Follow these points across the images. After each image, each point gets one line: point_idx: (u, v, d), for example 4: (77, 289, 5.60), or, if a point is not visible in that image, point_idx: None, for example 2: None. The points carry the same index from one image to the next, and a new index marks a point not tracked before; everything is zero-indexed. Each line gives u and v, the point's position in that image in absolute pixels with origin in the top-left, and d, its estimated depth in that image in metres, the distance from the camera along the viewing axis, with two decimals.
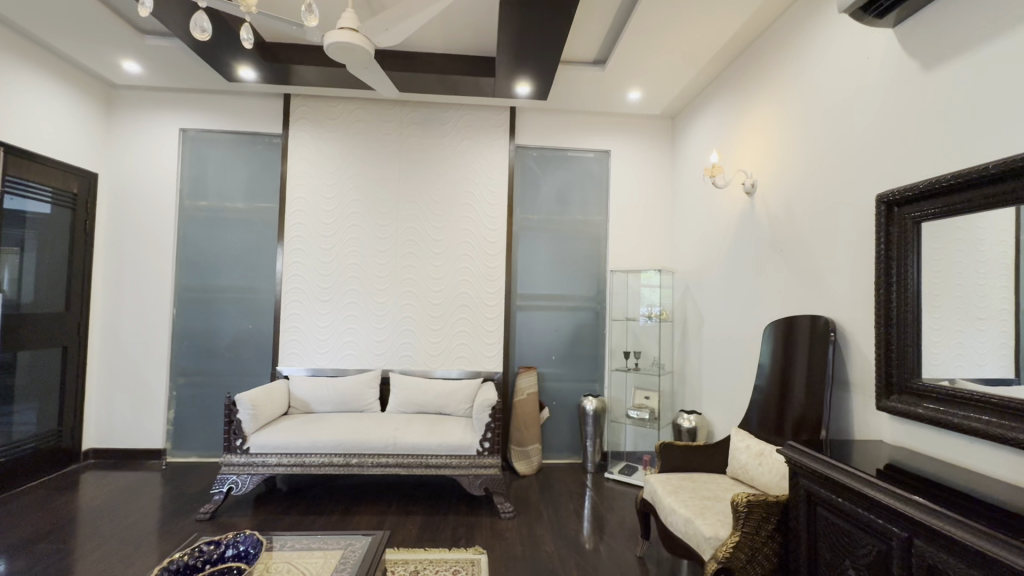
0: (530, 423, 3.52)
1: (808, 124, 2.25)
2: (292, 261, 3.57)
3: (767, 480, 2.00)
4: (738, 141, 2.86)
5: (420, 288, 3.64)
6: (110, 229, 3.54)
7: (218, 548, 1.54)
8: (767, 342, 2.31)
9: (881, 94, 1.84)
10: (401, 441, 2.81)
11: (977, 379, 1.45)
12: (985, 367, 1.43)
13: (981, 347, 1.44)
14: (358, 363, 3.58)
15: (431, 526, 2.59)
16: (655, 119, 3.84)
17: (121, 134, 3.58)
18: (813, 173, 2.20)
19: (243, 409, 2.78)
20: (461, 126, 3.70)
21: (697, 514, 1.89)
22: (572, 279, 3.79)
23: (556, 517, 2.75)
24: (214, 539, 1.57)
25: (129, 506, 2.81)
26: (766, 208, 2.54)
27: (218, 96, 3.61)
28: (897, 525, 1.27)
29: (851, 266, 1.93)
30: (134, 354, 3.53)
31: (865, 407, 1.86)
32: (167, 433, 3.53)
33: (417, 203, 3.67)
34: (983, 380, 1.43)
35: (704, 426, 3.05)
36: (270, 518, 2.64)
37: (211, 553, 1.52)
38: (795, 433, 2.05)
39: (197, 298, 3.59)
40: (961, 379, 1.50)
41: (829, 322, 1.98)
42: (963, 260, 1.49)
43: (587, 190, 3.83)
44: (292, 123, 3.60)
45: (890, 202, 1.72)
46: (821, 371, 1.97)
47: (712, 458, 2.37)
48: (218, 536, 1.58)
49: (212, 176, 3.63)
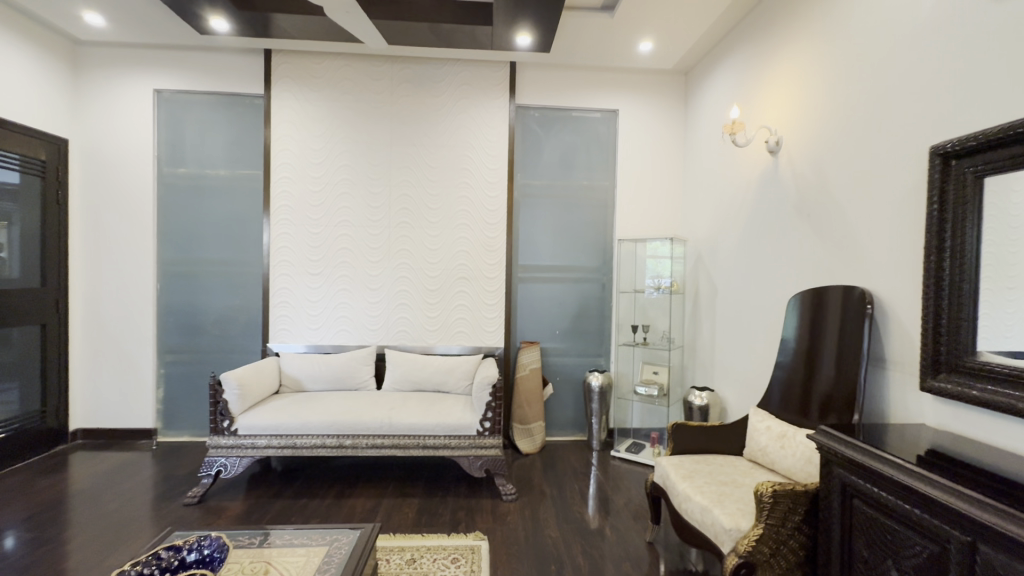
0: (532, 400, 3.37)
1: (842, 71, 2.01)
2: (279, 232, 3.37)
3: (790, 465, 1.84)
4: (761, 94, 2.59)
5: (415, 260, 3.44)
6: (86, 197, 3.32)
7: (178, 554, 1.37)
8: (792, 313, 2.10)
9: (934, 32, 1.58)
10: (397, 421, 2.67)
11: (1002, 352, 1.33)
12: (1013, 338, 1.30)
13: (1011, 318, 1.30)
14: (353, 339, 3.42)
15: (430, 509, 2.47)
16: (666, 74, 3.55)
17: (91, 96, 3.32)
18: (845, 126, 1.97)
19: (229, 389, 2.62)
20: (457, 84, 3.42)
21: (715, 502, 1.73)
22: (577, 249, 3.58)
23: (560, 499, 2.63)
24: (173, 544, 1.39)
25: (115, 489, 2.69)
26: (793, 168, 2.30)
27: (192, 52, 3.34)
28: (957, 527, 1.10)
29: (888, 229, 1.73)
30: (118, 331, 3.37)
31: (901, 388, 1.67)
32: (157, 413, 3.41)
33: (410, 169, 3.43)
34: (1011, 353, 1.31)
35: (717, 404, 2.88)
36: (261, 503, 2.52)
37: (170, 560, 1.35)
38: (822, 415, 1.87)
39: (182, 271, 3.41)
40: (988, 352, 1.37)
41: (866, 294, 1.76)
42: (1015, 221, 1.30)
43: (594, 152, 3.57)
44: (274, 83, 3.33)
45: (947, 154, 1.48)
46: (855, 347, 1.76)
47: (727, 439, 2.21)
48: (179, 542, 1.41)
49: (190, 143, 3.39)
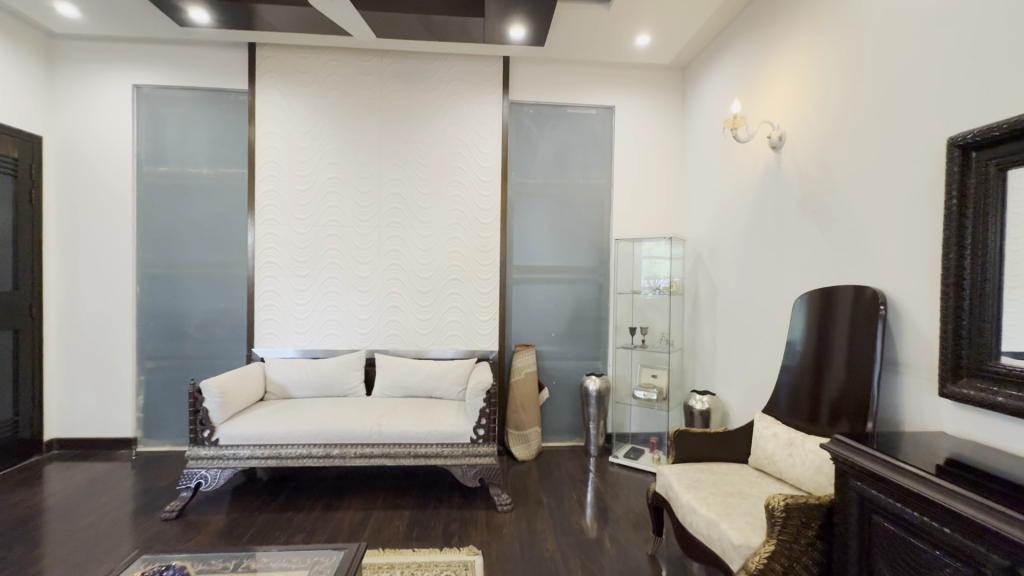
0: (528, 405, 3.27)
1: (849, 61, 1.92)
2: (265, 233, 3.25)
3: (799, 474, 1.75)
4: (763, 87, 2.50)
5: (406, 261, 3.33)
6: (61, 196, 3.19)
7: None
8: (799, 314, 2.01)
9: (950, 15, 1.50)
10: (386, 430, 2.56)
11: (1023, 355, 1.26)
12: None
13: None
14: (342, 343, 3.30)
15: (422, 522, 2.36)
16: (663, 70, 3.46)
17: (66, 90, 3.19)
18: (853, 120, 1.89)
19: (210, 398, 2.50)
20: (448, 80, 3.32)
21: (722, 515, 1.63)
22: (573, 249, 3.49)
23: (557, 508, 2.53)
24: None
25: (90, 503, 2.56)
26: (797, 163, 2.21)
27: (173, 46, 3.22)
28: (995, 551, 1.00)
29: (900, 224, 1.65)
30: (96, 336, 3.23)
31: (917, 393, 1.58)
32: (137, 421, 3.27)
33: (400, 167, 3.32)
34: None
35: (718, 408, 2.79)
36: (244, 517, 2.40)
37: None
38: (832, 422, 1.78)
39: (163, 274, 3.28)
40: (1008, 355, 1.30)
41: (878, 295, 1.67)
42: None
43: (589, 150, 3.48)
44: (259, 78, 3.21)
45: (966, 146, 1.39)
46: (868, 351, 1.67)
47: (732, 447, 2.11)
48: None
49: (171, 140, 3.27)
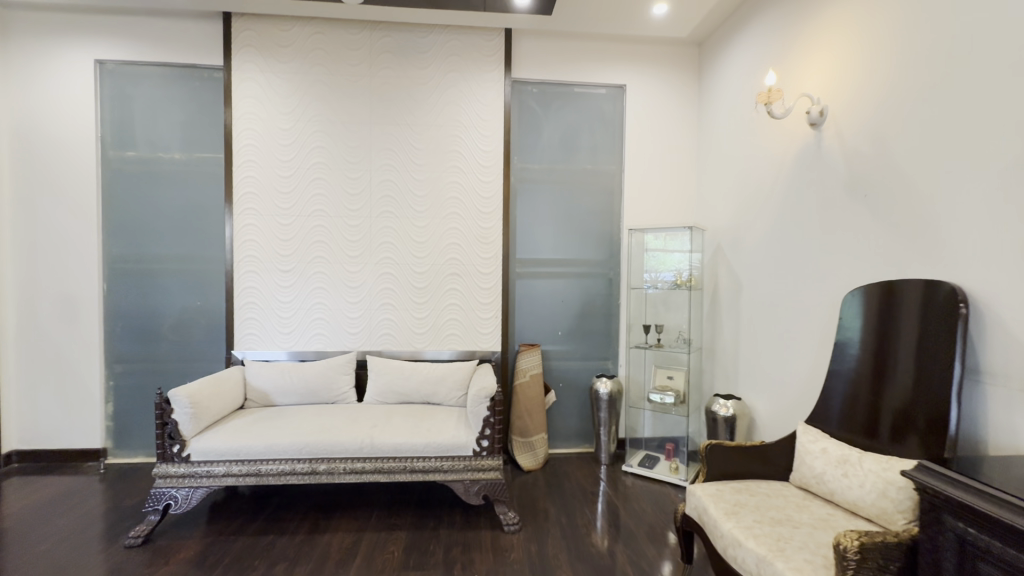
0: (534, 410, 3.02)
1: (910, 19, 1.66)
2: (244, 224, 2.96)
3: (859, 498, 1.51)
4: (799, 57, 2.24)
5: (400, 253, 3.05)
6: (15, 185, 2.89)
7: None
8: (851, 314, 1.77)
9: None
10: (379, 442, 2.29)
11: None
12: None
13: None
14: (331, 344, 3.04)
15: (419, 546, 2.11)
16: (678, 44, 3.19)
17: (19, 67, 2.87)
18: (914, 87, 1.64)
19: (179, 408, 2.23)
20: (444, 56, 3.03)
21: (774, 551, 1.38)
22: (581, 241, 3.22)
23: (570, 527, 2.29)
24: None
25: (47, 525, 2.28)
26: (841, 139, 1.96)
27: (140, 18, 2.92)
28: None
29: (986, 206, 1.39)
30: (58, 338, 2.94)
31: (1007, 408, 1.34)
32: (106, 430, 2.99)
33: (392, 152, 3.04)
34: None
35: (744, 414, 2.55)
36: (220, 542, 2.13)
37: None
38: (897, 438, 1.53)
39: (132, 269, 2.99)
40: None
41: (957, 291, 1.42)
42: None
43: (599, 133, 3.21)
44: (236, 52, 2.92)
45: None
46: (945, 358, 1.42)
47: (770, 464, 1.87)
48: None
49: (140, 121, 2.97)
